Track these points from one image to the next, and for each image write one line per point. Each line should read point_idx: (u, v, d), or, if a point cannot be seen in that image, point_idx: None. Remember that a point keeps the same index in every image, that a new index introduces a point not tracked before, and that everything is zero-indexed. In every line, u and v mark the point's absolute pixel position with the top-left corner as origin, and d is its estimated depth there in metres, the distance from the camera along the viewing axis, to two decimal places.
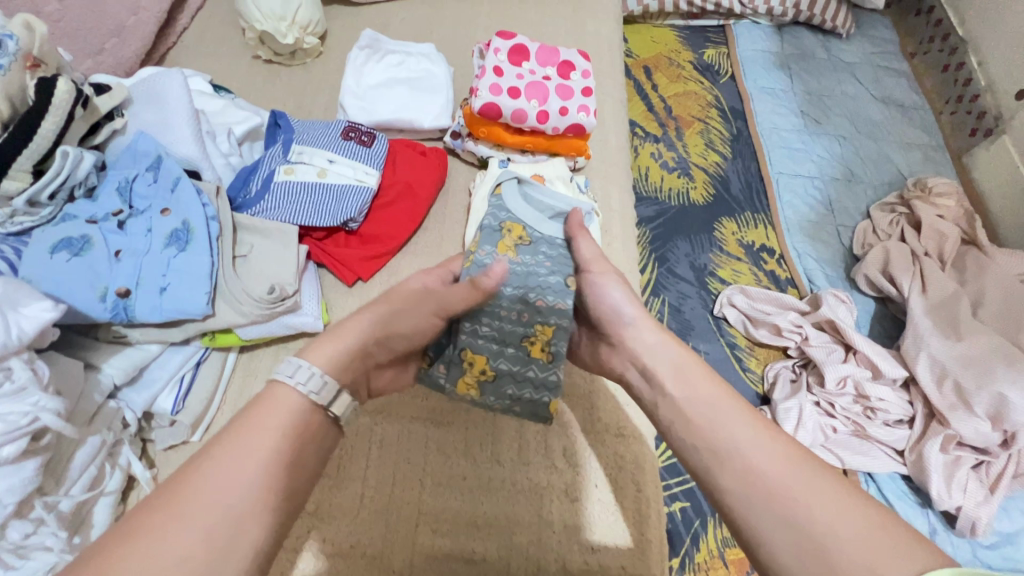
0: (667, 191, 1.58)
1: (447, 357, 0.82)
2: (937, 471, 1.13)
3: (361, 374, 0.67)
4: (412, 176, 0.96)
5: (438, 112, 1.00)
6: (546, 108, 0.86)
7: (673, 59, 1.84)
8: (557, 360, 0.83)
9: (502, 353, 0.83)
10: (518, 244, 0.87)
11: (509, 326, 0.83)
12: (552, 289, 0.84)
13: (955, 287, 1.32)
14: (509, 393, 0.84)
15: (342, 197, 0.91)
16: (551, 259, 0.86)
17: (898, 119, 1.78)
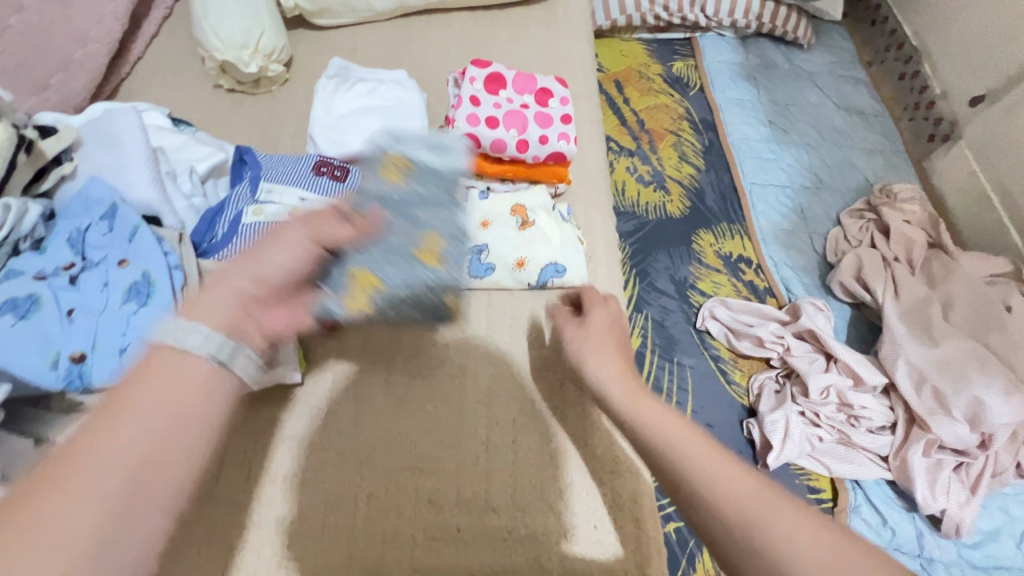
0: (644, 205, 1.58)
1: (326, 279, 0.67)
2: (921, 477, 1.15)
3: (238, 313, 0.55)
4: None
5: (415, 141, 0.96)
6: (526, 137, 0.86)
7: (643, 72, 1.85)
8: (452, 265, 0.71)
9: (388, 260, 0.69)
10: (406, 169, 0.73)
11: (398, 237, 0.70)
12: (433, 197, 0.73)
13: (925, 292, 1.35)
14: (404, 305, 0.71)
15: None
16: (438, 176, 0.75)
17: (861, 126, 1.83)
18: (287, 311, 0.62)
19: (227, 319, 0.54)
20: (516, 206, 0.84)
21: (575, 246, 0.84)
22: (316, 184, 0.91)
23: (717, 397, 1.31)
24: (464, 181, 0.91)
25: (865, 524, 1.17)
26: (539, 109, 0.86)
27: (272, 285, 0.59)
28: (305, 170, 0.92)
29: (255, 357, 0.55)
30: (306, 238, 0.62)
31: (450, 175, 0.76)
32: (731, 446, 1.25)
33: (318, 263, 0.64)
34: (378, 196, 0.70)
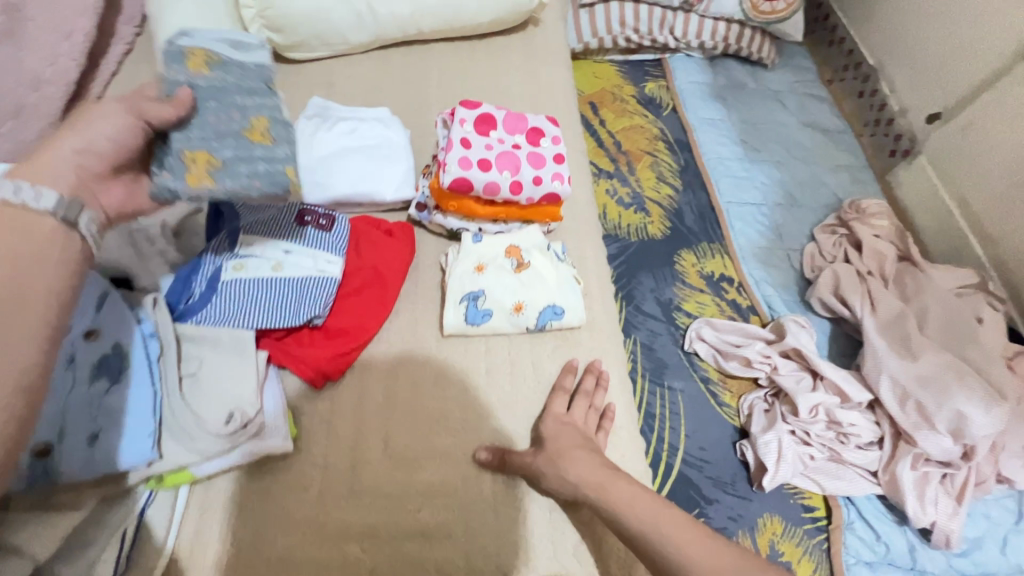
0: (625, 228, 1.58)
1: (158, 159, 0.75)
2: (910, 490, 1.17)
3: (74, 181, 0.64)
4: (381, 260, 0.86)
5: (400, 182, 0.90)
6: (520, 179, 0.77)
7: (616, 94, 1.87)
8: (281, 142, 0.83)
9: (220, 142, 0.78)
10: (209, 62, 0.82)
11: (220, 121, 0.80)
12: (252, 93, 0.84)
13: (900, 306, 1.38)
14: (243, 174, 0.78)
15: (303, 292, 0.81)
16: (252, 72, 0.86)
17: (827, 143, 1.88)
18: (125, 191, 0.72)
19: (74, 185, 0.64)
20: (510, 248, 0.79)
21: (572, 286, 0.80)
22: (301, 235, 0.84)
23: (709, 419, 1.31)
24: (456, 225, 0.81)
25: (860, 541, 1.20)
26: (533, 150, 0.79)
27: (102, 156, 0.67)
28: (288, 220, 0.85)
29: (98, 218, 0.63)
30: (128, 113, 0.71)
31: (259, 69, 0.87)
32: (726, 468, 1.26)
33: (144, 140, 0.74)
34: (190, 85, 0.80)
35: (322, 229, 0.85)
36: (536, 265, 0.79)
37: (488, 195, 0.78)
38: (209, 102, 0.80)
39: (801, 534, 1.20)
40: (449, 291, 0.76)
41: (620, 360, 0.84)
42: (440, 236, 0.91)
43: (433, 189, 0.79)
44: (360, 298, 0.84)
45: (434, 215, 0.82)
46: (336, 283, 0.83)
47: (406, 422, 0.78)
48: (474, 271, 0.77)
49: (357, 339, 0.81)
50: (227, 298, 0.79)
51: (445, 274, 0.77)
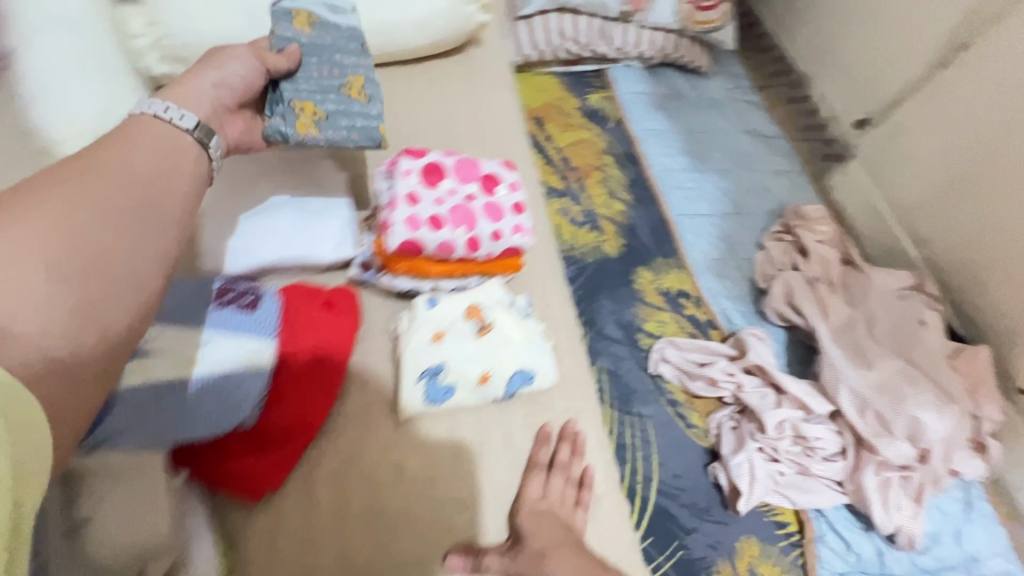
0: (581, 248, 1.54)
1: (271, 105, 0.77)
2: (875, 498, 1.19)
3: (211, 111, 0.69)
4: (323, 330, 0.67)
5: (338, 233, 0.76)
6: (477, 235, 0.69)
7: (560, 108, 1.82)
8: (377, 100, 0.82)
9: (326, 96, 0.79)
10: (312, 22, 0.83)
11: (323, 76, 0.80)
12: (350, 52, 0.84)
13: (850, 312, 1.42)
14: (342, 128, 0.78)
15: (228, 390, 0.61)
16: (345, 33, 0.85)
17: (765, 148, 1.92)
18: (244, 126, 0.74)
19: (207, 111, 0.68)
20: (471, 308, 0.71)
21: (541, 344, 0.72)
22: (216, 318, 0.64)
23: (680, 444, 1.29)
24: (407, 285, 0.71)
25: (832, 552, 1.21)
26: (488, 200, 0.71)
27: (231, 91, 0.72)
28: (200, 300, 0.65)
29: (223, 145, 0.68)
30: (253, 58, 0.75)
31: (353, 32, 0.86)
32: (701, 494, 1.23)
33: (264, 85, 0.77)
34: (296, 40, 0.80)
35: (246, 310, 0.66)
36: (500, 324, 0.71)
37: (442, 255, 0.69)
38: (313, 57, 0.81)
39: (777, 553, 1.20)
40: (404, 368, 0.67)
41: (596, 417, 0.77)
42: (390, 294, 0.75)
43: (378, 250, 0.69)
44: (296, 387, 0.64)
45: (380, 276, 0.72)
46: (265, 373, 0.63)
47: (365, 530, 0.62)
48: (432, 341, 0.68)
49: (300, 440, 0.64)
50: (121, 417, 0.57)
51: (399, 347, 0.67)
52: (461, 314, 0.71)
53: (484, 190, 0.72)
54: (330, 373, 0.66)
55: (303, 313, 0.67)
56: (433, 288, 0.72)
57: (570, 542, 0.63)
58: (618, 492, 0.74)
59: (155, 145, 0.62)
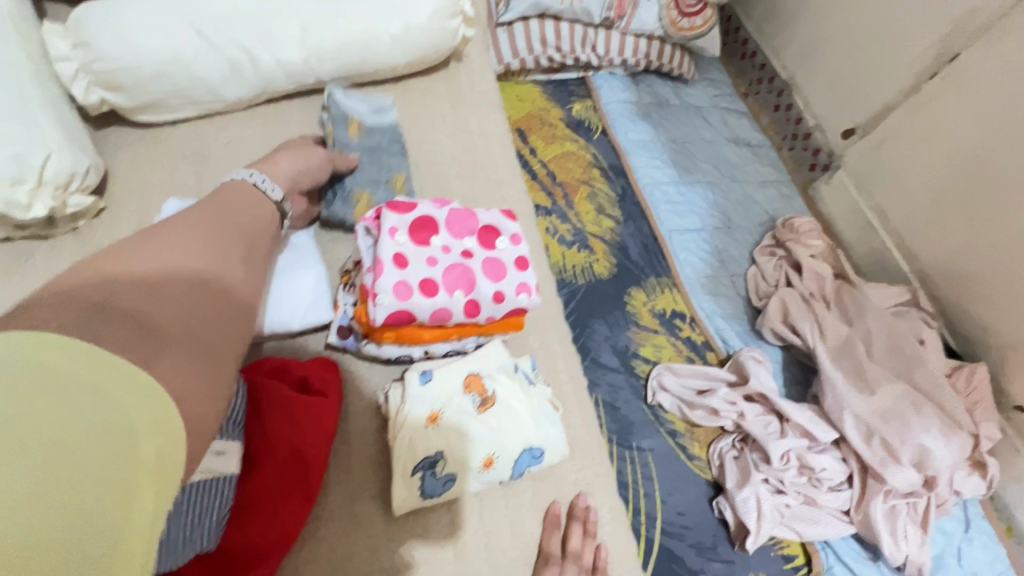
0: (571, 269, 1.46)
1: (331, 194, 0.79)
2: (884, 528, 1.15)
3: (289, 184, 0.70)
4: (300, 421, 0.58)
5: (312, 297, 0.66)
6: (476, 297, 0.59)
7: (544, 118, 1.74)
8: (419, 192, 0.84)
9: (378, 186, 0.80)
10: (364, 125, 0.83)
11: (373, 168, 0.81)
12: (397, 147, 0.84)
13: (847, 330, 1.39)
14: None
15: (190, 514, 0.48)
16: (393, 133, 0.85)
17: (752, 158, 1.88)
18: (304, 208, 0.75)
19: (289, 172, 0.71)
20: (470, 378, 0.62)
21: (549, 415, 0.64)
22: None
23: (683, 478, 1.23)
24: (394, 352, 0.62)
25: None
26: (488, 256, 0.62)
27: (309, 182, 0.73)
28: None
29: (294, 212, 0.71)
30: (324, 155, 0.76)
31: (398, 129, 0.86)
32: (706, 531, 1.18)
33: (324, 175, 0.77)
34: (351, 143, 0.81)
35: None
36: (503, 394, 0.62)
37: (436, 322, 0.60)
38: (365, 155, 0.81)
39: None
40: (396, 457, 0.57)
41: (613, 488, 0.69)
42: (376, 360, 0.66)
43: (361, 320, 0.59)
44: (270, 492, 0.54)
45: (363, 343, 0.63)
46: (234, 476, 0.53)
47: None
48: (428, 423, 0.59)
49: (278, 553, 0.53)
50: None
51: (389, 432, 0.58)
52: (462, 387, 0.61)
53: (483, 244, 0.63)
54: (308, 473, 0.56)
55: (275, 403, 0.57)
56: (427, 354, 0.64)
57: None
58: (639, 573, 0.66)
59: (248, 205, 0.64)
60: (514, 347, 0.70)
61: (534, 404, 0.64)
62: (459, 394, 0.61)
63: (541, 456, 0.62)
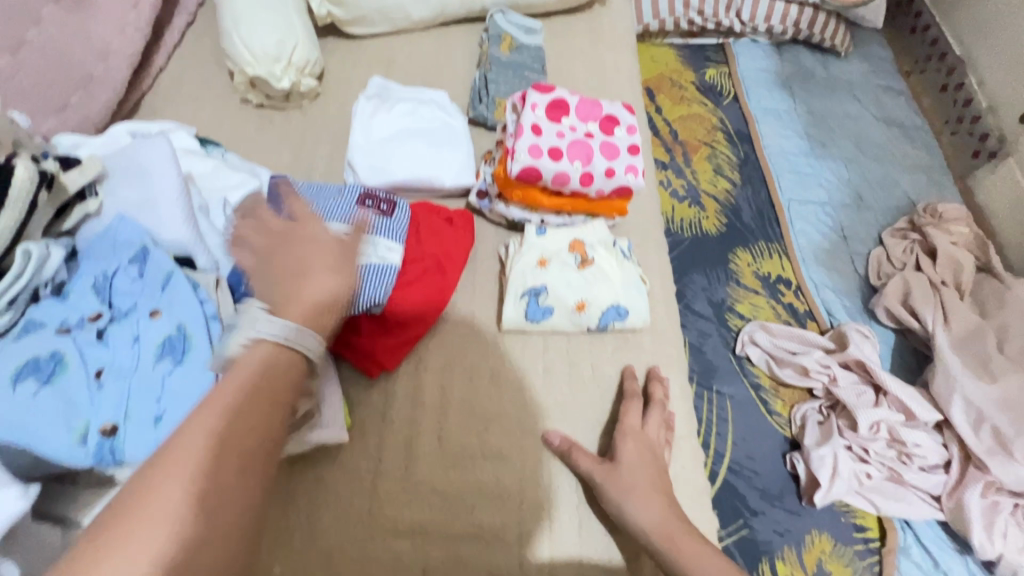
0: (679, 222, 1.50)
1: (478, 99, 0.92)
2: (978, 520, 1.09)
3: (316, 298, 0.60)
4: (442, 248, 0.75)
5: (461, 167, 0.81)
6: (591, 170, 0.73)
7: (675, 80, 1.77)
8: None
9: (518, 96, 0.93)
10: (513, 48, 0.98)
11: (515, 81, 0.95)
12: (538, 69, 0.98)
13: (978, 320, 1.28)
14: None
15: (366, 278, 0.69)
16: (536, 57, 0.99)
17: (901, 139, 1.74)
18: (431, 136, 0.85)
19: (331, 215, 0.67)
20: (574, 242, 0.76)
21: (638, 286, 0.75)
22: (359, 219, 0.72)
23: (759, 428, 1.25)
24: (518, 214, 0.78)
25: (915, 568, 1.12)
26: (606, 139, 0.74)
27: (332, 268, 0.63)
28: (347, 203, 0.74)
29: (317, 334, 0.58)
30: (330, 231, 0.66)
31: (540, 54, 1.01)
32: (775, 481, 1.20)
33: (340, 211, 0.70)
34: (500, 59, 0.96)
35: (383, 215, 0.74)
36: (600, 262, 0.75)
37: (556, 186, 0.74)
38: (510, 71, 0.95)
39: (851, 555, 1.14)
40: (509, 286, 0.73)
41: (683, 370, 0.78)
42: (501, 224, 0.82)
43: (499, 178, 0.75)
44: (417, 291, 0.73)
45: (495, 203, 0.79)
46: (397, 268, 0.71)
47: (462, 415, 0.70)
48: (537, 266, 0.74)
49: (414, 335, 0.72)
50: None
51: (505, 268, 0.74)
52: (565, 247, 0.76)
53: (603, 130, 0.75)
54: (443, 282, 0.74)
55: (426, 231, 0.76)
56: (542, 221, 0.78)
57: (652, 481, 0.66)
58: (696, 441, 0.75)
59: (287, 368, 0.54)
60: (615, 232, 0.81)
61: (624, 273, 0.76)
62: (561, 252, 0.75)
63: (626, 315, 0.74)
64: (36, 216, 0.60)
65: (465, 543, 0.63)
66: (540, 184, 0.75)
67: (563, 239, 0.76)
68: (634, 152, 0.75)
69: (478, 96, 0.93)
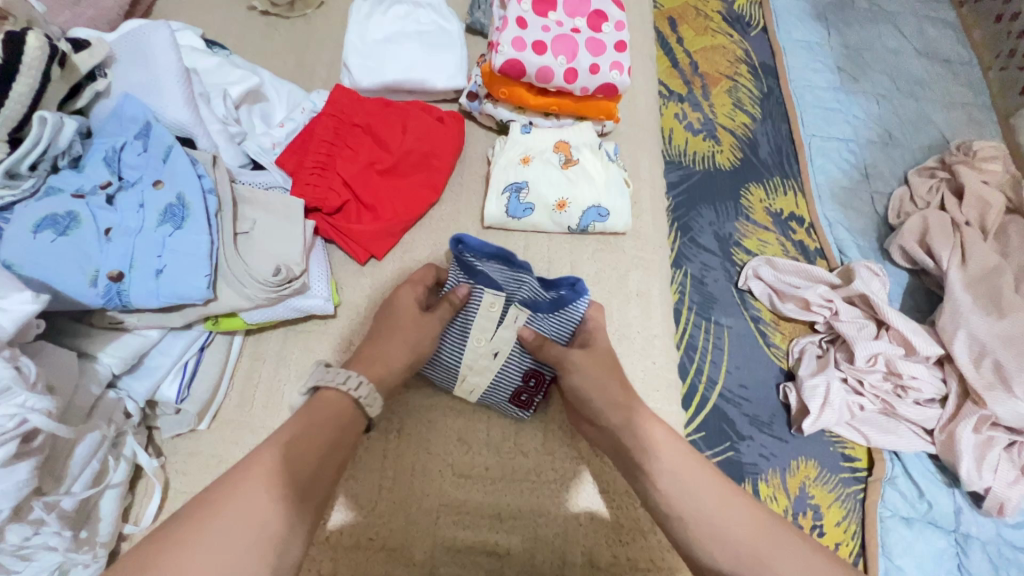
0: (691, 155, 1.35)
1: (477, 7, 0.93)
2: (968, 452, 1.04)
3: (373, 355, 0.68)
4: (429, 144, 0.83)
5: (451, 71, 0.87)
6: (575, 66, 0.79)
7: (701, 9, 1.56)
8: None
9: None
10: None
11: None
12: None
13: (997, 260, 1.19)
14: None
15: (505, 368, 0.75)
16: None
17: (943, 75, 1.55)
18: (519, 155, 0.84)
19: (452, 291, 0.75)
20: (559, 143, 0.84)
21: (620, 189, 0.84)
22: (537, 180, 0.82)
23: (755, 358, 1.17)
24: (505, 115, 0.86)
25: (900, 497, 1.06)
26: (590, 36, 0.81)
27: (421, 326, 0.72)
28: (512, 410, 0.77)
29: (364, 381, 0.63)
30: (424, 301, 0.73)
31: None
32: (765, 410, 1.13)
33: (484, 250, 0.74)
34: None
35: (522, 170, 0.82)
36: (584, 162, 0.84)
37: (540, 82, 0.80)
38: None
39: (836, 482, 1.07)
40: (492, 183, 0.82)
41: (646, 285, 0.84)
42: (490, 127, 0.90)
43: (487, 77, 0.82)
44: (406, 185, 0.82)
45: (484, 104, 0.87)
46: (471, 247, 0.74)
47: (556, 319, 0.75)
48: (520, 162, 0.83)
49: (400, 223, 0.80)
50: (489, 255, 0.74)
51: (492, 162, 0.83)
52: (550, 147, 0.84)
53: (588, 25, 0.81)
54: (430, 177, 0.82)
55: (414, 128, 0.82)
56: (528, 121, 0.86)
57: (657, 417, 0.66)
58: (654, 348, 0.81)
59: (343, 412, 0.62)
60: (603, 137, 0.88)
61: (607, 172, 0.84)
62: (541, 149, 0.84)
63: (605, 216, 0.83)
64: (51, 87, 0.68)
65: (448, 413, 0.78)
66: (525, 78, 0.80)
67: (547, 139, 0.85)
68: (617, 51, 0.82)
69: (476, 6, 0.94)
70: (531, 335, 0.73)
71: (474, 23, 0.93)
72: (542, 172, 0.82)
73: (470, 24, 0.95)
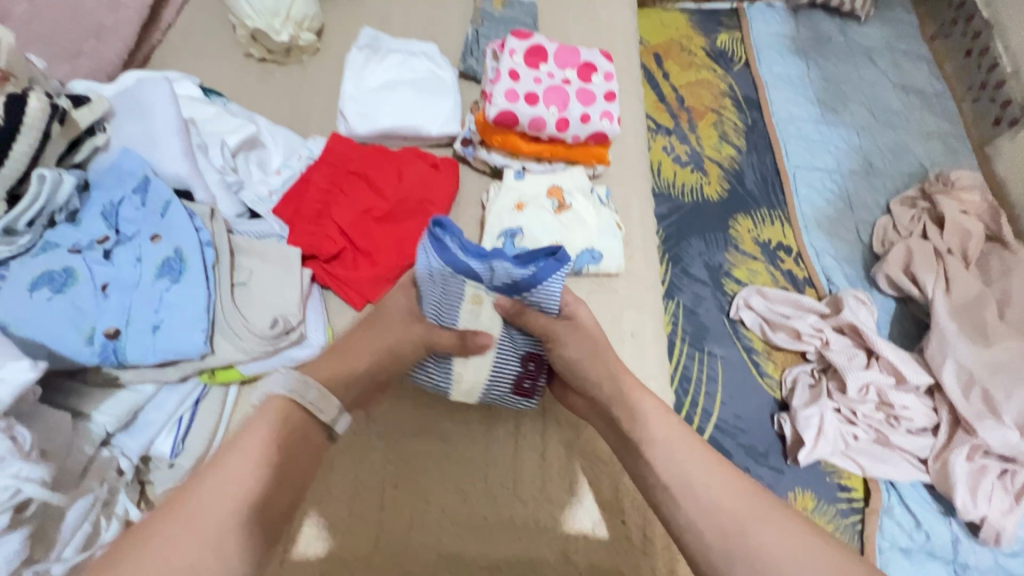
0: (680, 187, 1.38)
1: (470, 54, 0.96)
2: (962, 481, 1.05)
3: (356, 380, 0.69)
4: (423, 190, 0.84)
5: (446, 117, 0.90)
6: (566, 116, 0.82)
7: (685, 46, 1.61)
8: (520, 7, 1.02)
9: None
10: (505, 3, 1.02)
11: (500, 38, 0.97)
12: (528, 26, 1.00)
13: (980, 287, 1.21)
14: None
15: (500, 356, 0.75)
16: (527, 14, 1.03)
17: (918, 107, 1.61)
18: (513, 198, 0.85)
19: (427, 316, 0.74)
20: (553, 189, 0.86)
21: (612, 231, 0.85)
22: (531, 225, 0.83)
23: (749, 389, 1.18)
24: (500, 161, 0.88)
25: (898, 528, 1.06)
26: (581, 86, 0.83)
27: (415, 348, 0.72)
28: (517, 401, 0.78)
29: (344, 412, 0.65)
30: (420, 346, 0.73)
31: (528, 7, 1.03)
32: (760, 442, 1.13)
33: (447, 230, 0.70)
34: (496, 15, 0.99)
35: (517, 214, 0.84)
36: (577, 207, 0.86)
37: (533, 131, 0.83)
38: (499, 28, 0.98)
39: (835, 514, 1.07)
40: (487, 228, 0.84)
41: (638, 323, 0.85)
42: (484, 172, 0.91)
43: (481, 126, 0.86)
44: (401, 232, 0.82)
45: (478, 150, 0.89)
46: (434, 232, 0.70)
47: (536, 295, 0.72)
48: (515, 208, 0.84)
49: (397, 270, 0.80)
50: (454, 237, 0.70)
51: (487, 208, 0.84)
52: (544, 193, 0.86)
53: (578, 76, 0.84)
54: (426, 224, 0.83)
55: (410, 176, 0.84)
56: (522, 167, 0.88)
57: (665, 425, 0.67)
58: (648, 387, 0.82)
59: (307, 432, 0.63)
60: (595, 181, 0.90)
61: (600, 215, 0.86)
62: (534, 194, 0.86)
63: (598, 258, 0.84)
64: (51, 145, 0.70)
65: (445, 459, 0.78)
66: (518, 127, 0.83)
67: (539, 184, 0.87)
68: (607, 100, 0.85)
69: (469, 52, 0.97)
70: (509, 303, 0.73)
71: (467, 69, 0.96)
72: (535, 218, 0.84)
73: (463, 70, 0.98)
